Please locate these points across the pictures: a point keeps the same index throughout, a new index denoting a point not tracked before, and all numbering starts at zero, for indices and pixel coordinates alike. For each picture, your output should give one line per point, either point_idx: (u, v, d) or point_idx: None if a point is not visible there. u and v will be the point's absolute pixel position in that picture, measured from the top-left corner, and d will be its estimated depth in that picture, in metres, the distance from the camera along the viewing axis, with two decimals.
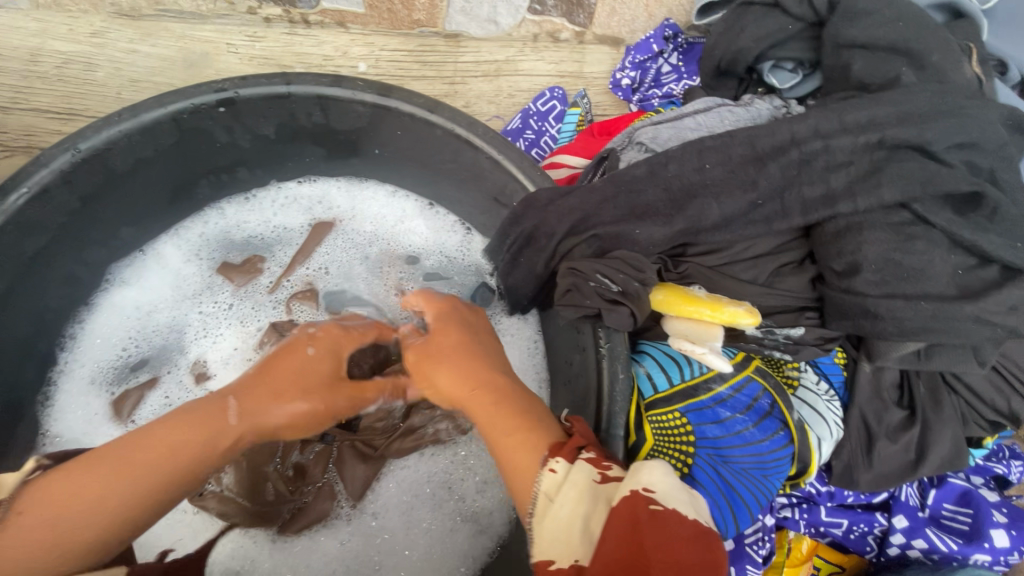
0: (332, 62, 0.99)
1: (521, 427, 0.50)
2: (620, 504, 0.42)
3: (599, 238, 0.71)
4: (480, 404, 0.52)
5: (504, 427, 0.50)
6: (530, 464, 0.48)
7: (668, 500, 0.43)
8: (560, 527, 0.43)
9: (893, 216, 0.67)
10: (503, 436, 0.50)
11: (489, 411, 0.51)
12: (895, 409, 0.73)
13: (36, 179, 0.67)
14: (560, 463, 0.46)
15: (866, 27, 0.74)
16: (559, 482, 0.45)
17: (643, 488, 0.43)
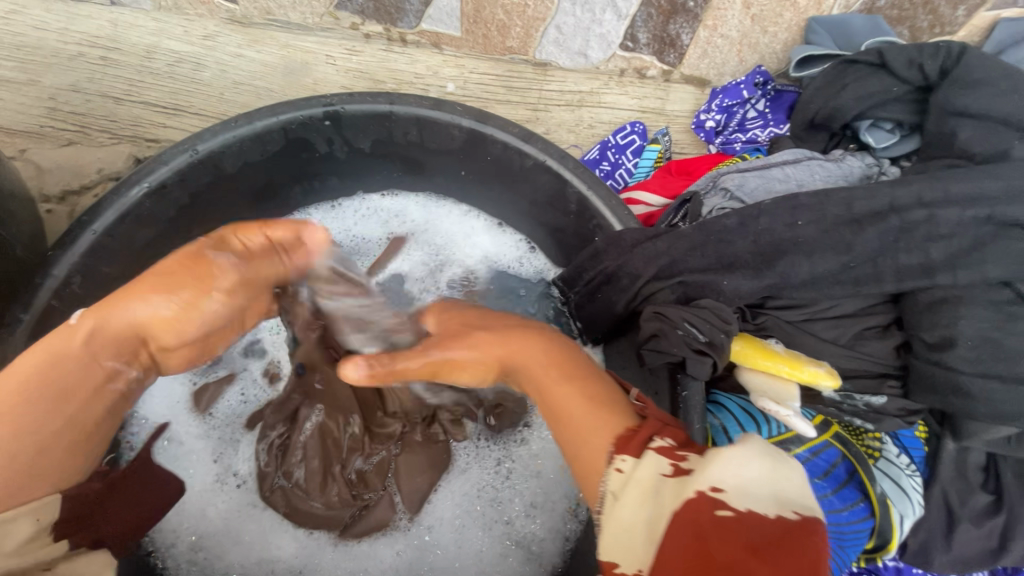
0: (422, 81, 1.02)
1: (592, 413, 0.49)
2: (689, 504, 0.37)
3: (684, 285, 0.72)
4: (538, 382, 0.54)
5: (577, 415, 0.49)
6: (602, 460, 0.45)
7: (745, 497, 0.37)
8: (627, 524, 0.39)
9: (994, 294, 0.66)
10: (569, 421, 0.49)
11: (548, 389, 0.53)
12: (980, 493, 0.72)
13: (156, 176, 0.70)
14: (627, 461, 0.43)
15: (981, 97, 0.72)
16: (625, 475, 0.42)
17: (710, 487, 0.37)
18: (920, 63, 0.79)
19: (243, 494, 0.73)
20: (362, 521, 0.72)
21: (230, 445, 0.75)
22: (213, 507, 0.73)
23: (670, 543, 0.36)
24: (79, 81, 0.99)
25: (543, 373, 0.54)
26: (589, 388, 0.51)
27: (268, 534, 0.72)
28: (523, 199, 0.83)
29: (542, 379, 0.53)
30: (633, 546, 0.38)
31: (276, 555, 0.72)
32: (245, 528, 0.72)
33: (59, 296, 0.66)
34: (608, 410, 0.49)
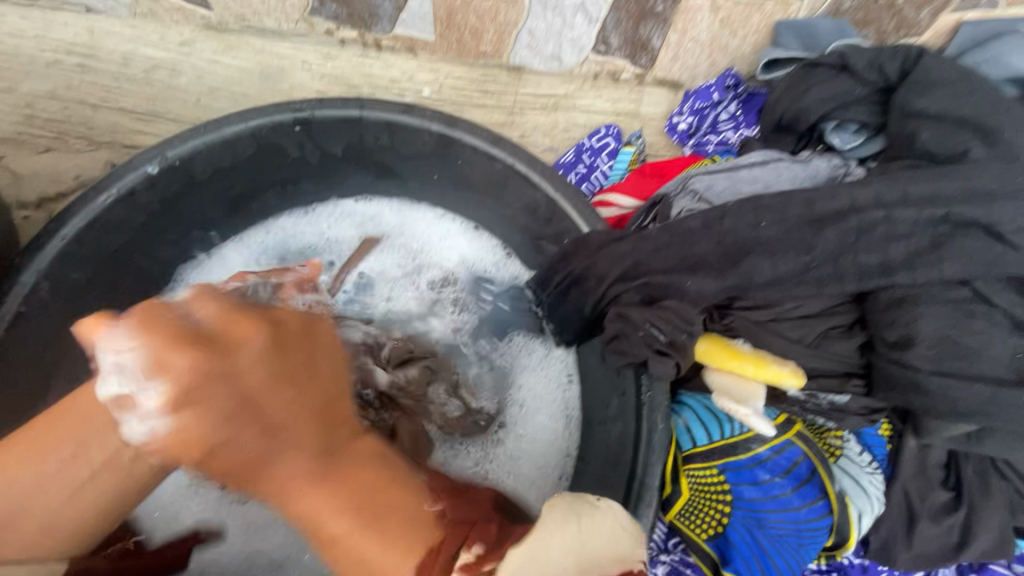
0: (397, 85, 1.03)
1: (378, 528, 0.38)
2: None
3: (648, 286, 0.72)
4: (308, 496, 0.39)
5: (406, 496, 0.43)
6: (403, 574, 0.37)
7: (547, 571, 0.38)
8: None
9: (952, 293, 0.67)
10: (357, 550, 0.37)
11: (323, 502, 0.39)
12: (941, 490, 0.73)
13: (125, 181, 0.69)
14: (462, 556, 0.39)
15: (938, 98, 0.73)
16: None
17: (535, 544, 0.39)
18: (880, 65, 0.81)
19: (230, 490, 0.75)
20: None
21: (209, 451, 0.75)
22: (191, 507, 0.74)
23: None
24: (56, 89, 0.99)
25: (315, 493, 0.39)
26: (383, 478, 0.41)
27: (252, 529, 0.73)
28: (496, 203, 0.83)
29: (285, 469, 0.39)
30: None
31: (258, 548, 0.72)
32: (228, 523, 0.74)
33: (27, 302, 0.65)
34: (400, 529, 0.38)
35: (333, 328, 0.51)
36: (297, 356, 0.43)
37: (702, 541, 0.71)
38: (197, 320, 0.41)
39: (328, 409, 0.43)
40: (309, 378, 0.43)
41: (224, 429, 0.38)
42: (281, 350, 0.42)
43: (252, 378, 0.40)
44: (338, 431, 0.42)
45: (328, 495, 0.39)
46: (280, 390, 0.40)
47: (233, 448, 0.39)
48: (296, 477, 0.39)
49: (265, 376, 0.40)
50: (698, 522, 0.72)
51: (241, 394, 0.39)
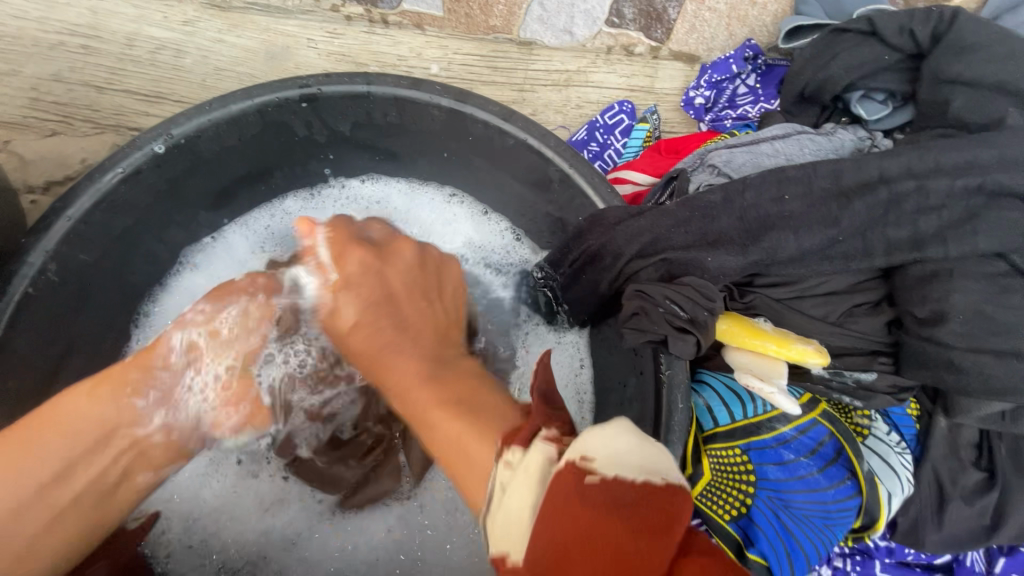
0: (406, 63, 1.00)
1: (468, 415, 0.43)
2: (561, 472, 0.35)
3: (668, 262, 0.70)
4: (412, 385, 0.47)
5: (461, 420, 0.43)
6: (486, 454, 0.40)
7: (615, 465, 0.35)
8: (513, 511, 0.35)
9: (987, 266, 0.64)
10: (443, 424, 0.43)
11: (421, 390, 0.46)
12: (973, 470, 0.72)
13: (130, 160, 0.67)
14: (514, 454, 0.38)
15: (973, 63, 0.70)
16: (510, 471, 0.37)
17: (581, 457, 0.35)
18: (910, 29, 0.77)
19: (240, 471, 0.70)
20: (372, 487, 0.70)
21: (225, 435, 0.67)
22: (204, 490, 0.70)
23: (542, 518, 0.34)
24: (60, 71, 0.97)
25: (420, 390, 0.47)
26: (484, 407, 0.44)
27: (265, 507, 0.71)
28: (510, 180, 0.80)
29: (401, 369, 0.49)
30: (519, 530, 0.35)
31: (271, 524, 0.70)
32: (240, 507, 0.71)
33: (35, 283, 0.64)
34: (487, 414, 0.43)
35: (457, 272, 0.64)
36: (431, 278, 0.59)
37: (726, 521, 0.68)
38: (338, 275, 0.57)
39: (443, 330, 0.55)
40: (433, 295, 0.58)
41: (370, 315, 0.54)
42: (422, 271, 0.59)
43: (394, 284, 0.56)
44: (448, 347, 0.54)
45: (431, 391, 0.46)
46: (389, 304, 0.54)
47: (373, 332, 0.52)
48: (411, 372, 0.48)
49: (411, 286, 0.57)
50: (723, 503, 0.69)
51: (386, 293, 0.55)
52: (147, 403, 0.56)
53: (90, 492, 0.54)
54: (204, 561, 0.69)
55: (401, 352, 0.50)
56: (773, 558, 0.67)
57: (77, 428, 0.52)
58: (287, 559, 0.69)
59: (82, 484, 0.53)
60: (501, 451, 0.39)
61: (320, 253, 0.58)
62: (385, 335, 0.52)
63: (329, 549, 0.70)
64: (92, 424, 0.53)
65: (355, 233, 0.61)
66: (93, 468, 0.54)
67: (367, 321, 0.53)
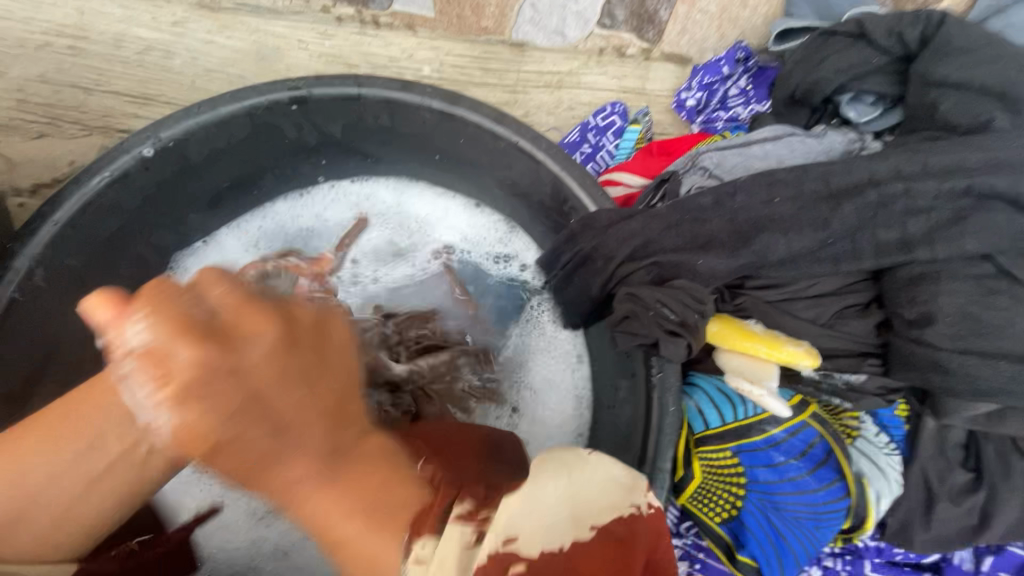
0: (397, 64, 0.99)
1: (365, 518, 0.35)
2: (487, 564, 0.34)
3: (659, 266, 0.70)
4: (306, 492, 0.36)
5: (358, 525, 0.35)
6: (393, 555, 0.34)
7: (541, 537, 0.36)
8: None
9: (974, 268, 0.64)
10: (345, 533, 0.35)
11: (313, 499, 0.36)
12: (960, 470, 0.73)
13: (118, 164, 0.67)
14: (427, 546, 0.35)
15: (960, 66, 0.70)
16: (423, 572, 0.34)
17: (506, 539, 0.35)
18: (899, 31, 0.77)
19: (234, 478, 0.70)
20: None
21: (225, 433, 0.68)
22: (196, 496, 0.70)
23: None
24: (48, 72, 0.95)
25: (314, 493, 0.36)
26: (389, 492, 0.36)
27: (256, 515, 0.69)
28: (501, 183, 0.80)
29: (285, 474, 0.36)
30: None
31: (264, 531, 0.69)
32: (232, 511, 0.70)
33: (21, 289, 0.64)
34: (392, 499, 0.36)
35: (343, 330, 0.45)
36: (305, 347, 0.39)
37: (715, 523, 0.71)
38: (167, 371, 0.35)
39: (339, 409, 0.39)
40: (323, 376, 0.39)
41: (224, 429, 0.35)
42: (291, 352, 0.38)
43: (263, 373, 0.36)
44: (349, 426, 0.39)
45: (336, 496, 0.35)
46: (257, 409, 0.36)
47: (238, 448, 0.35)
48: (303, 479, 0.36)
49: (286, 372, 0.37)
50: (713, 505, 0.71)
51: (250, 392, 0.36)
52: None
53: (136, 484, 0.46)
54: None
55: (279, 475, 0.36)
56: (763, 559, 0.69)
57: (82, 428, 0.43)
58: (280, 566, 0.68)
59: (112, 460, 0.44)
60: (419, 534, 0.35)
61: (158, 333, 0.36)
62: (238, 439, 0.35)
63: (322, 556, 0.67)
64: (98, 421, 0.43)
65: (185, 321, 0.36)
66: (108, 456, 0.44)
67: (206, 435, 0.35)
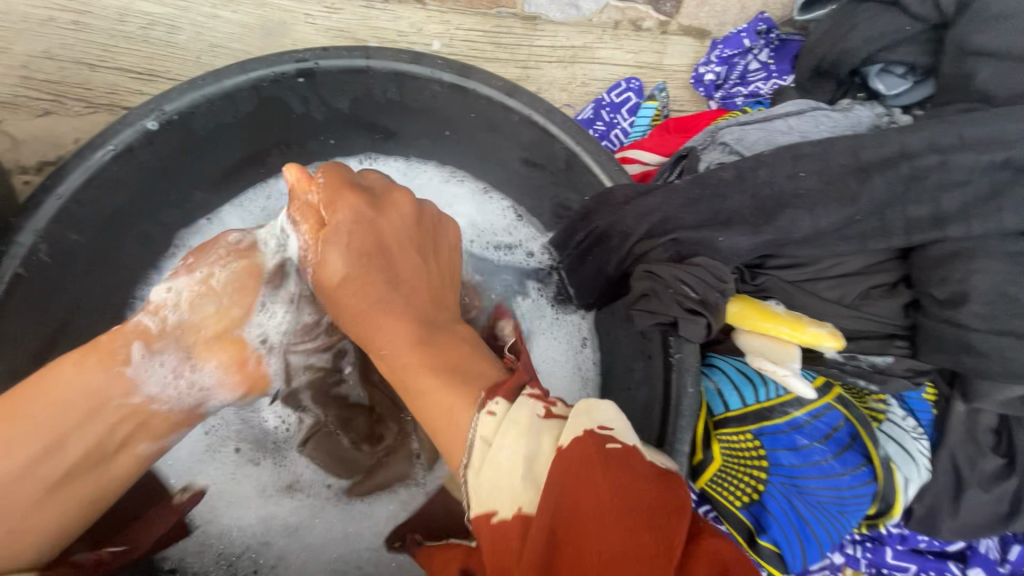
0: (406, 39, 0.96)
1: (447, 370, 0.46)
2: (579, 440, 0.37)
3: (677, 243, 0.67)
4: (403, 346, 0.49)
5: (436, 377, 0.46)
6: (467, 410, 0.42)
7: (625, 435, 0.39)
8: (499, 473, 0.38)
9: (1011, 245, 0.62)
10: (427, 391, 0.45)
11: (410, 352, 0.48)
12: (991, 456, 0.71)
13: (122, 137, 0.65)
14: (499, 405, 0.41)
15: (1001, 32, 0.67)
16: (502, 418, 0.40)
17: (598, 426, 0.38)
18: None
19: (241, 457, 0.69)
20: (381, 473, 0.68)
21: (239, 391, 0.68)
22: (203, 474, 0.68)
23: (558, 472, 0.36)
24: (51, 48, 0.93)
25: (413, 352, 0.48)
26: (472, 363, 0.47)
27: (266, 493, 0.68)
28: (513, 159, 0.77)
29: (392, 330, 0.50)
30: (506, 492, 0.37)
31: (273, 512, 0.68)
32: (245, 489, 0.68)
33: (25, 264, 0.62)
34: (472, 369, 0.46)
35: (455, 238, 0.63)
36: (426, 239, 0.58)
37: (737, 508, 0.68)
38: (330, 228, 0.55)
39: (438, 295, 0.55)
40: (420, 269, 0.55)
41: (358, 271, 0.53)
42: (417, 227, 0.57)
43: (389, 237, 0.55)
44: (441, 313, 0.54)
45: (421, 354, 0.48)
46: (379, 268, 0.53)
47: (360, 290, 0.53)
48: (403, 335, 0.50)
49: (385, 250, 0.54)
50: (734, 489, 0.68)
51: (378, 248, 0.54)
52: (136, 366, 0.54)
53: (90, 460, 0.51)
54: (203, 547, 0.66)
55: (388, 331, 0.50)
56: (785, 544, 0.67)
57: (66, 403, 0.50)
58: (289, 546, 0.67)
59: (77, 455, 0.51)
60: (484, 404, 0.42)
61: (308, 220, 0.56)
62: (375, 286, 0.53)
63: (333, 534, 0.67)
64: (83, 397, 0.51)
65: (348, 181, 0.58)
66: (91, 435, 0.51)
67: (354, 281, 0.53)
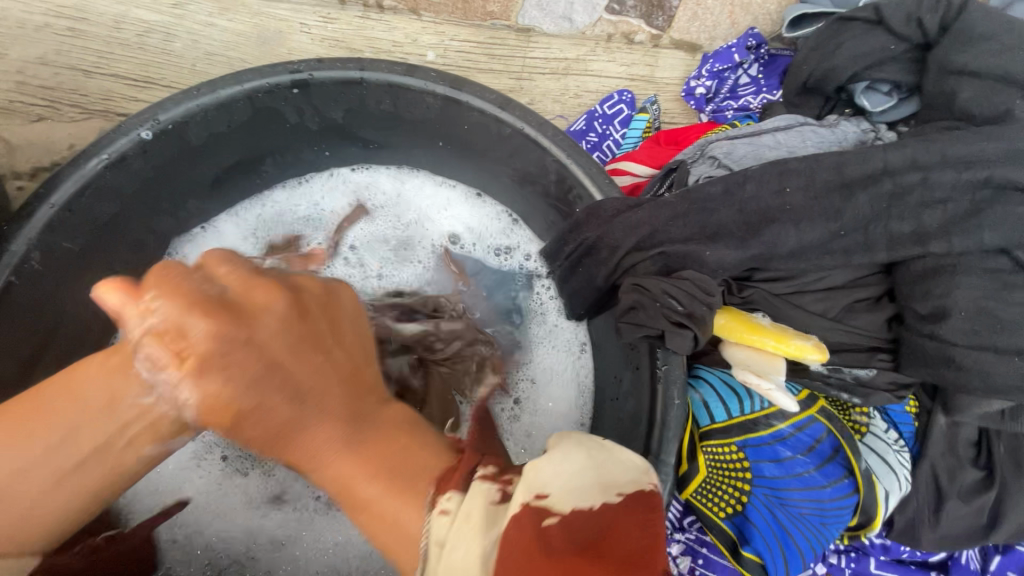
0: (401, 49, 0.97)
1: (388, 465, 0.37)
2: (518, 517, 0.34)
3: (665, 256, 0.68)
4: (330, 459, 0.37)
5: (372, 479, 0.37)
6: (413, 509, 0.35)
7: (570, 495, 0.36)
8: (460, 566, 0.33)
9: (990, 262, 0.63)
10: (367, 501, 0.36)
11: (341, 469, 0.37)
12: (971, 468, 0.73)
13: (116, 146, 0.65)
14: (453, 499, 0.35)
15: (981, 53, 0.68)
16: (454, 509, 0.35)
17: (539, 493, 0.35)
18: (919, 18, 0.75)
19: (228, 467, 0.69)
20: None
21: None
22: (191, 483, 0.68)
23: (508, 553, 0.32)
24: (47, 54, 0.93)
25: (345, 463, 0.37)
26: (414, 459, 0.38)
27: (254, 504, 0.69)
28: (504, 171, 0.78)
29: (312, 438, 0.37)
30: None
31: (260, 522, 0.68)
32: (230, 499, 0.68)
33: (18, 272, 0.62)
34: (417, 454, 0.38)
35: (360, 306, 0.46)
36: (312, 330, 0.39)
37: (720, 519, 0.69)
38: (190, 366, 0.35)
39: (326, 403, 0.38)
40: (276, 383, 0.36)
41: (247, 395, 0.36)
42: (301, 318, 0.39)
43: (275, 345, 0.37)
44: (369, 394, 0.41)
45: (353, 465, 0.37)
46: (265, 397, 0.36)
47: (262, 416, 0.36)
48: (327, 445, 0.37)
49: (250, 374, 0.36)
50: (717, 500, 0.69)
51: (266, 362, 0.36)
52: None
53: (105, 463, 0.41)
54: (190, 557, 0.66)
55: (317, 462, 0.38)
56: (768, 556, 0.67)
57: None
58: (277, 556, 0.67)
59: (81, 464, 0.41)
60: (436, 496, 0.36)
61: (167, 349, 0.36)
62: (274, 397, 0.36)
63: (321, 544, 0.68)
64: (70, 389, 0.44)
65: (182, 269, 0.38)
66: (85, 435, 0.47)
67: (229, 371, 0.35)
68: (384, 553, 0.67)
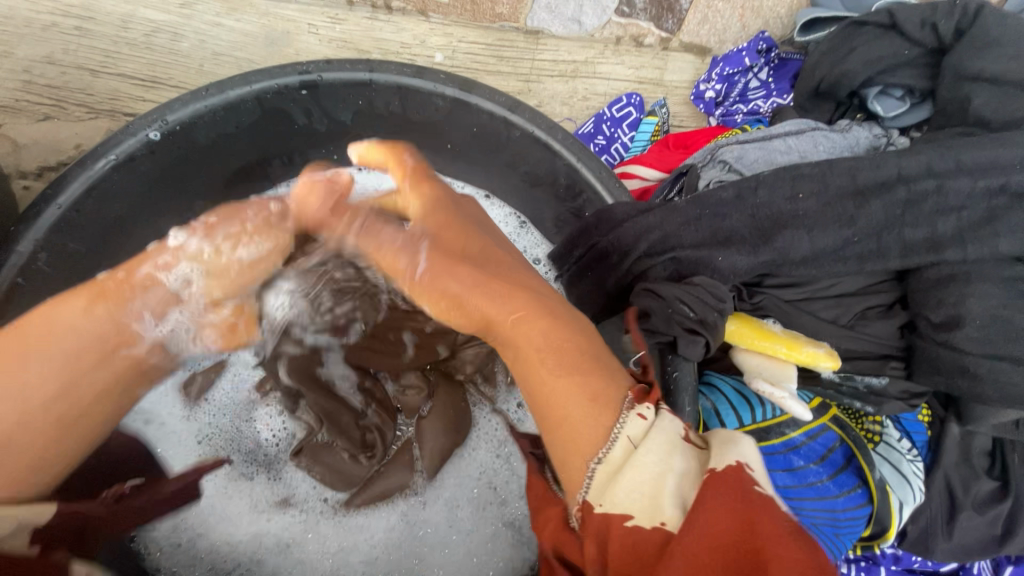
0: (409, 51, 0.97)
1: (577, 356, 0.45)
2: (723, 472, 0.37)
3: (676, 261, 0.68)
4: (527, 338, 0.46)
5: (561, 369, 0.44)
6: (605, 415, 0.42)
7: (767, 481, 0.38)
8: (643, 478, 0.38)
9: (1006, 270, 0.63)
10: (559, 377, 0.44)
11: (543, 344, 0.46)
12: (985, 478, 0.72)
13: (124, 147, 0.65)
14: (648, 411, 0.42)
15: (997, 59, 0.68)
16: (648, 429, 0.40)
17: (745, 463, 0.38)
18: (933, 23, 0.75)
19: (232, 471, 0.68)
20: (380, 482, 0.66)
21: (205, 387, 0.69)
22: None
23: (710, 495, 0.35)
24: (54, 53, 0.93)
25: (549, 345, 0.46)
26: (599, 355, 0.47)
27: (259, 508, 0.67)
28: (513, 174, 0.77)
29: (528, 323, 0.47)
30: (645, 497, 0.37)
31: (265, 527, 0.67)
32: (235, 504, 0.67)
33: (24, 272, 0.62)
34: (604, 359, 0.47)
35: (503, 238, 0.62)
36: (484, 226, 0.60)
37: None
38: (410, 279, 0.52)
39: (560, 318, 0.48)
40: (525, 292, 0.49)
41: (478, 279, 0.49)
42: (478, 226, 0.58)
43: (485, 249, 0.54)
44: (557, 303, 0.51)
45: (556, 347, 0.45)
46: (503, 295, 0.48)
47: (489, 293, 0.48)
48: (540, 335, 0.46)
49: (507, 283, 0.50)
50: None
51: (491, 262, 0.52)
52: (145, 325, 0.51)
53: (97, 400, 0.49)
54: (194, 561, 0.66)
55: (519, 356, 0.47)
56: None
57: (58, 342, 0.46)
58: (283, 560, 0.66)
59: (88, 398, 0.48)
60: (632, 404, 0.42)
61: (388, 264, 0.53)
62: (497, 279, 0.49)
63: (326, 549, 0.67)
64: (87, 338, 0.47)
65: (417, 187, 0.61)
66: (96, 379, 0.48)
67: (465, 259, 0.52)
68: (390, 558, 0.67)
